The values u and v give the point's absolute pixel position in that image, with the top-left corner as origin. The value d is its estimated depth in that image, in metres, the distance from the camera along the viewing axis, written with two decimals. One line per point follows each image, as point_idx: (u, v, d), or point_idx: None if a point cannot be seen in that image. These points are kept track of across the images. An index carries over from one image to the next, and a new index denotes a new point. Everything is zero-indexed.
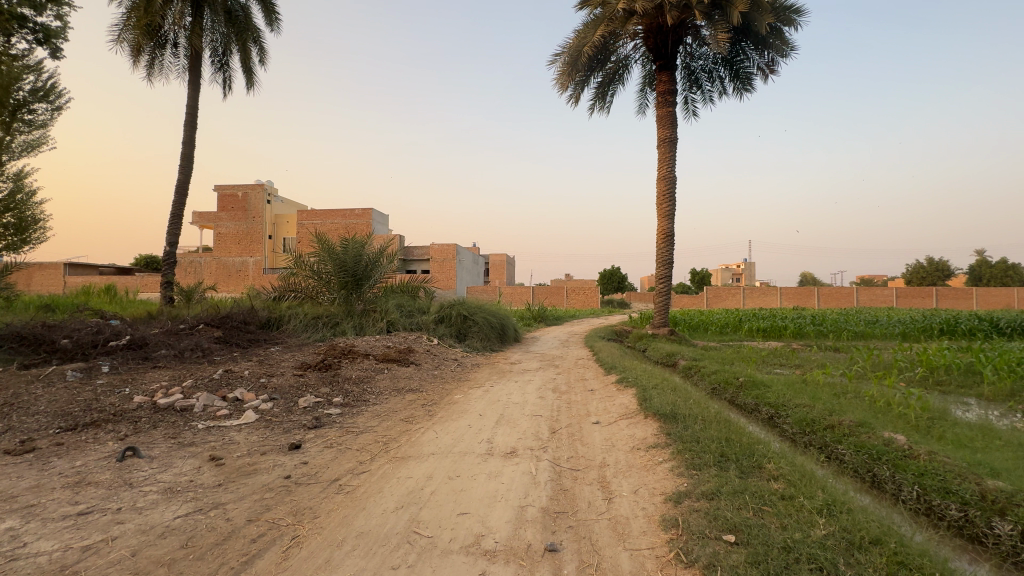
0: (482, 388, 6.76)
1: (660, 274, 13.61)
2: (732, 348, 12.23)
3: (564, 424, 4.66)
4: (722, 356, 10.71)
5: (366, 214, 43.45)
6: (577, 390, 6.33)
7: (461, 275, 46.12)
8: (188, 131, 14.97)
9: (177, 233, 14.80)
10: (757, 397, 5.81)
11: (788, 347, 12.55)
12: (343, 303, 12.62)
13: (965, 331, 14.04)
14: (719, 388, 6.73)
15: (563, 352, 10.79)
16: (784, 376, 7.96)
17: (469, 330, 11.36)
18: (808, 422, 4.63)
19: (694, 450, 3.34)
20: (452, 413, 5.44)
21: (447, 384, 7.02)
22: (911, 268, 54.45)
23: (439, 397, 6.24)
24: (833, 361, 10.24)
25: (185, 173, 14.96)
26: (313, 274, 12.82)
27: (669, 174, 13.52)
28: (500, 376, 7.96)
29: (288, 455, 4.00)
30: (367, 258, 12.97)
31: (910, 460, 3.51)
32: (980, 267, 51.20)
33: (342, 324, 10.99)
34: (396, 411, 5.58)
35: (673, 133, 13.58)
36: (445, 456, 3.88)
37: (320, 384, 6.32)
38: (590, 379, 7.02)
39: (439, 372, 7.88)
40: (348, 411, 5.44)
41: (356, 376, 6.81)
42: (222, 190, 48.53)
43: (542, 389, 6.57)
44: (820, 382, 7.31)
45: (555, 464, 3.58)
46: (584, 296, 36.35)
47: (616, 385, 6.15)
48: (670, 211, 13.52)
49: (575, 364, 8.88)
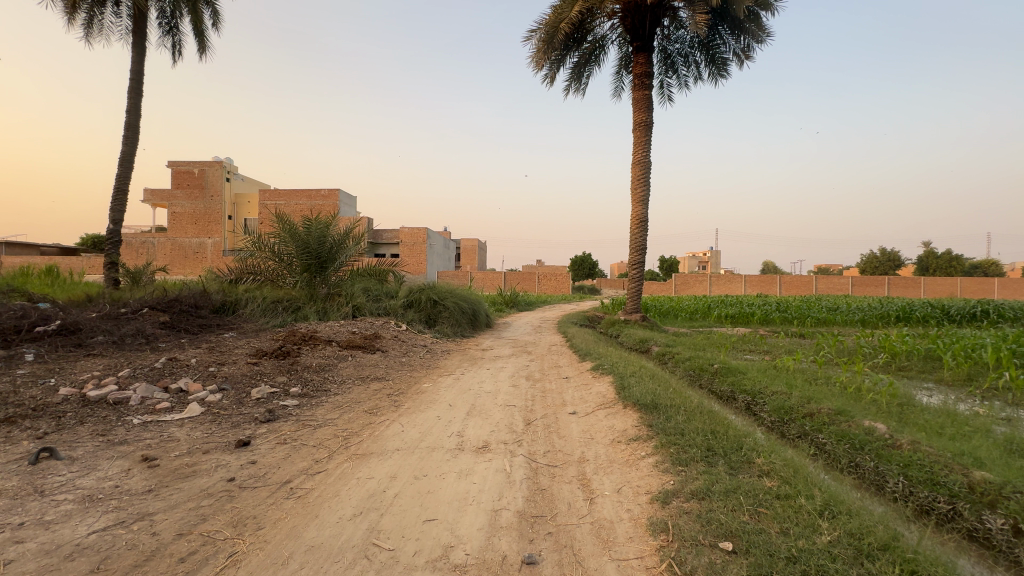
0: (452, 376, 6.43)
1: (633, 260, 13.53)
2: (703, 334, 12.31)
3: (539, 415, 4.40)
4: (693, 343, 10.72)
5: (333, 195, 41.90)
6: (551, 378, 6.10)
7: (432, 260, 45.33)
8: (133, 99, 13.78)
9: (122, 210, 13.70)
10: (732, 384, 5.73)
11: (756, 333, 12.72)
12: (306, 286, 11.99)
13: (920, 317, 14.60)
14: (695, 375, 6.65)
15: (536, 338, 10.56)
16: (756, 363, 7.97)
17: (439, 316, 10.97)
18: (786, 410, 4.53)
19: (680, 445, 3.13)
20: (420, 403, 5.11)
21: (415, 373, 6.65)
22: (866, 258, 56.97)
23: (407, 386, 5.89)
24: (800, 348, 10.41)
25: (130, 145, 13.82)
26: (273, 256, 12.12)
27: (644, 159, 13.37)
28: (471, 363, 7.66)
29: (234, 453, 3.59)
30: (332, 240, 12.34)
31: (893, 450, 3.43)
32: (927, 258, 54.07)
33: (304, 309, 10.41)
34: (360, 401, 5.20)
35: (648, 117, 13.39)
36: (411, 453, 3.56)
37: (276, 372, 5.86)
38: (565, 367, 6.80)
39: (407, 359, 7.50)
40: (306, 403, 5.03)
41: (317, 364, 6.37)
42: (177, 167, 45.83)
43: (516, 377, 6.32)
44: (792, 369, 7.32)
45: (531, 460, 3.32)
46: (556, 282, 36.40)
47: (592, 373, 5.95)
48: (645, 197, 13.39)
49: (548, 351, 8.67)
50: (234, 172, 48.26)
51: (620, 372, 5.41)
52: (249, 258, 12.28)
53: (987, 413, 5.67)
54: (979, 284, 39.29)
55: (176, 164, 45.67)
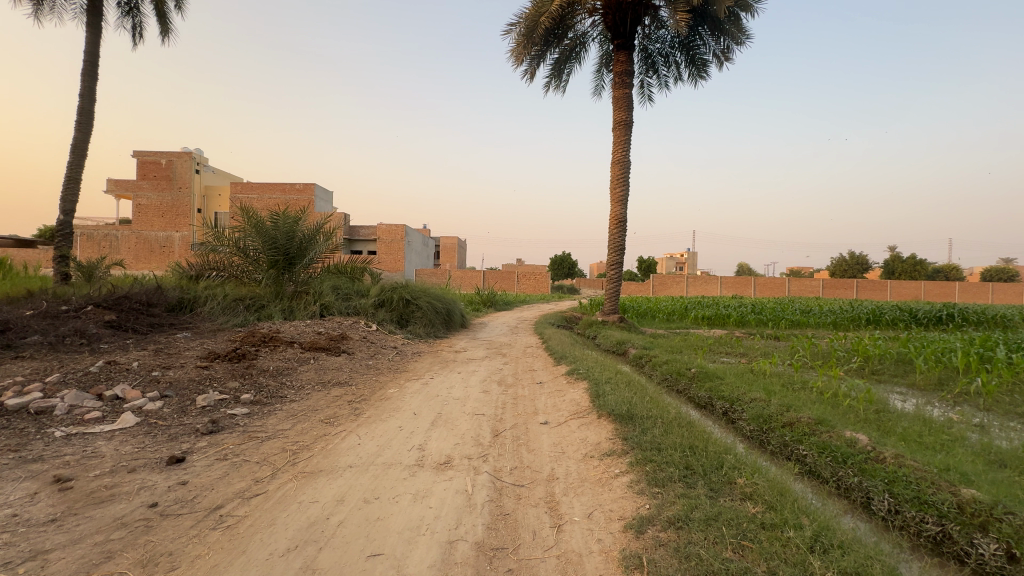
0: (420, 381, 6.10)
1: (611, 261, 13.38)
2: (679, 336, 12.23)
3: (508, 425, 4.12)
4: (670, 345, 10.62)
5: (308, 189, 40.78)
6: (524, 383, 5.83)
7: (410, 257, 44.66)
8: (87, 82, 12.93)
9: (74, 200, 12.85)
10: (710, 390, 5.57)
11: (732, 335, 12.72)
12: (271, 284, 11.44)
13: (889, 320, 14.88)
14: (672, 379, 6.48)
15: (512, 339, 10.28)
16: (732, 366, 7.87)
17: (412, 316, 10.59)
18: (765, 419, 4.37)
19: (656, 462, 2.89)
20: (383, 412, 4.77)
21: (381, 377, 6.29)
22: (836, 261, 58.60)
23: (370, 391, 5.53)
24: (775, 351, 10.41)
25: (83, 131, 12.96)
26: (237, 251, 11.51)
27: (623, 158, 13.23)
28: (442, 366, 7.34)
29: (163, 472, 3.20)
30: (301, 236, 11.81)
31: (876, 464, 3.27)
32: (893, 262, 55.93)
33: (268, 307, 9.90)
34: (317, 409, 4.83)
35: (628, 116, 13.25)
36: (364, 470, 3.23)
37: (228, 377, 5.42)
38: (539, 371, 6.53)
39: (374, 362, 7.12)
40: (256, 411, 4.63)
41: (274, 368, 5.95)
42: (142, 157, 43.97)
43: (487, 381, 6.02)
44: (769, 373, 7.22)
45: (495, 479, 3.03)
46: (535, 282, 36.29)
47: (567, 378, 5.70)
48: (624, 197, 13.25)
49: (523, 353, 8.40)
50: (204, 163, 46.55)
51: (596, 378, 5.19)
52: (211, 253, 11.64)
53: (961, 418, 5.64)
54: (942, 289, 40.67)
55: (141, 154, 43.76)
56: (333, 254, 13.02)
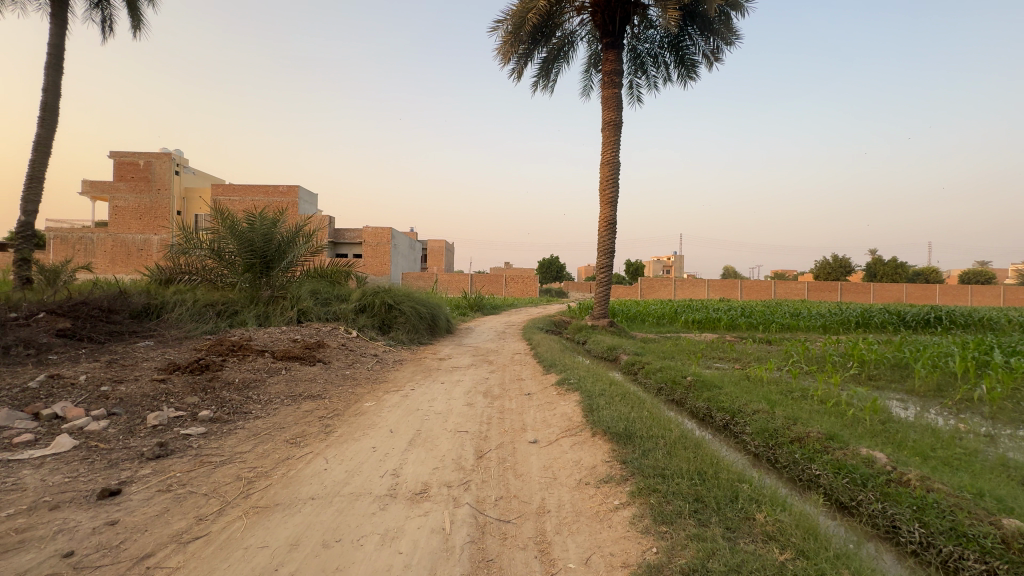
0: (400, 393, 5.68)
1: (601, 264, 13.08)
2: (671, 340, 11.95)
3: (494, 445, 3.74)
4: (662, 350, 10.33)
5: (292, 191, 39.96)
6: (512, 394, 5.44)
7: (396, 260, 44.02)
8: (50, 76, 12.26)
9: (35, 200, 12.13)
10: (709, 399, 5.26)
11: (723, 339, 12.49)
12: (247, 288, 10.91)
13: (878, 323, 14.82)
14: (667, 388, 6.17)
15: (499, 345, 9.88)
16: (727, 373, 7.58)
17: (395, 321, 10.14)
18: (771, 433, 4.07)
19: (662, 492, 2.53)
20: (357, 429, 4.33)
21: (358, 388, 5.85)
22: (819, 264, 59.33)
23: (344, 405, 5.09)
24: (768, 355, 10.18)
25: (46, 127, 12.27)
26: (210, 253, 10.94)
27: (613, 159, 12.96)
28: (424, 375, 6.91)
29: (92, 509, 2.75)
30: (279, 238, 11.28)
31: (900, 487, 2.97)
32: (875, 265, 56.77)
33: (242, 313, 9.37)
34: (284, 427, 4.38)
35: (618, 116, 12.99)
36: (328, 503, 2.81)
37: (187, 392, 4.93)
38: (527, 380, 6.15)
39: (352, 371, 6.67)
40: (214, 432, 4.16)
41: (240, 381, 5.47)
42: (119, 158, 42.73)
43: (472, 393, 5.62)
44: (765, 380, 6.94)
45: (478, 513, 2.64)
46: (524, 285, 35.98)
47: (557, 389, 5.33)
48: (613, 198, 12.97)
49: (511, 361, 8.02)
50: (184, 164, 45.39)
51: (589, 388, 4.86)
52: (182, 256, 11.04)
53: (967, 427, 5.40)
54: (923, 291, 41.25)
55: (118, 155, 42.53)
56: (313, 257, 12.51)
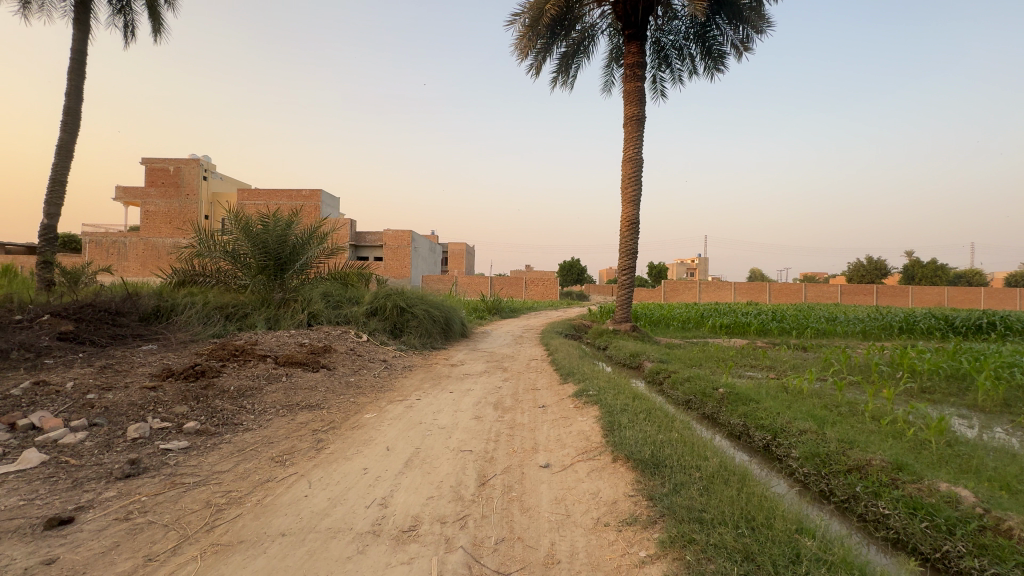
0: (404, 403, 5.28)
1: (622, 265, 12.50)
2: (698, 346, 11.29)
3: (500, 468, 3.28)
4: (688, 357, 9.69)
5: (315, 194, 40.46)
6: (524, 406, 4.97)
7: (417, 263, 44.09)
8: (73, 81, 12.41)
9: (57, 203, 12.25)
10: (746, 415, 4.71)
11: (754, 345, 11.76)
12: (259, 291, 10.75)
13: (923, 329, 13.79)
14: (696, 400, 5.61)
15: (515, 351, 9.42)
16: (762, 383, 6.95)
17: (407, 325, 9.77)
18: (823, 459, 3.52)
19: (701, 544, 2.03)
20: (351, 446, 3.91)
21: (361, 398, 5.46)
22: (852, 266, 56.98)
23: (343, 417, 4.70)
24: (805, 363, 9.44)
25: (69, 131, 12.41)
26: (223, 255, 10.80)
27: (635, 155, 12.38)
28: (433, 382, 6.51)
29: (33, 543, 2.39)
30: (292, 240, 11.08)
31: (999, 539, 2.40)
32: (913, 267, 54.18)
33: (252, 316, 9.16)
34: (273, 442, 4.00)
35: (640, 110, 12.41)
36: (299, 542, 2.40)
37: (177, 401, 4.62)
38: (542, 391, 5.66)
39: (356, 379, 6.29)
40: (197, 446, 3.81)
41: (236, 389, 5.14)
42: (151, 165, 44.04)
43: (482, 404, 5.17)
44: (807, 393, 6.29)
45: (472, 562, 2.18)
46: (544, 288, 35.47)
47: (574, 402, 4.84)
48: (636, 197, 12.39)
49: (527, 368, 7.55)
50: (212, 170, 46.50)
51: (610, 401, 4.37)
52: (195, 258, 10.93)
53: None
54: (966, 294, 39.03)
55: (150, 162, 43.86)
56: (327, 259, 12.29)
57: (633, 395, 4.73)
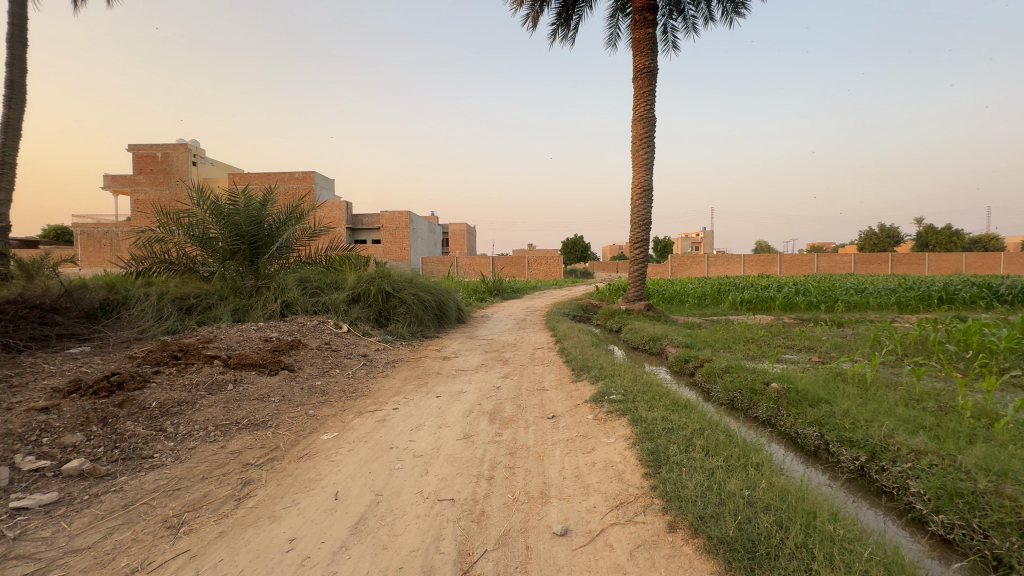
0: (377, 415, 4.18)
1: (635, 238, 11.26)
2: (721, 325, 10.15)
3: (493, 538, 2.15)
4: (714, 339, 8.56)
5: (307, 176, 38.99)
6: (530, 418, 3.85)
7: (416, 245, 42.84)
8: (13, 49, 11.06)
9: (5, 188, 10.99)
10: (823, 424, 3.58)
11: (783, 322, 10.61)
12: (229, 278, 9.61)
13: (966, 298, 12.54)
14: (743, 399, 4.49)
15: (518, 338, 8.28)
16: (810, 370, 5.84)
17: (394, 313, 8.62)
18: (971, 503, 2.41)
19: None
20: (286, 492, 2.78)
21: (323, 410, 4.34)
22: (865, 235, 55.24)
23: (292, 441, 3.59)
24: (849, 343, 8.30)
25: (13, 106, 11.10)
26: (187, 239, 9.61)
27: (647, 113, 10.99)
28: (419, 382, 5.40)
29: None
30: (265, 219, 9.88)
31: None
32: (927, 234, 52.51)
33: (218, 308, 8.02)
34: (179, 488, 2.86)
35: (652, 61, 10.96)
36: None
37: (73, 427, 3.50)
38: (552, 393, 4.52)
39: (324, 382, 5.14)
40: (66, 502, 2.67)
41: (159, 405, 3.99)
42: (137, 151, 42.47)
43: (474, 414, 4.04)
44: (875, 384, 5.13)
45: None
46: (548, 266, 34.19)
47: (594, 413, 3.70)
48: (649, 160, 11.06)
49: (532, 359, 6.44)
50: (200, 155, 44.94)
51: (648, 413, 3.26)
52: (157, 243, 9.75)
53: None
54: (985, 260, 37.47)
55: (135, 148, 42.30)
56: (309, 241, 11.11)
57: (675, 398, 3.63)
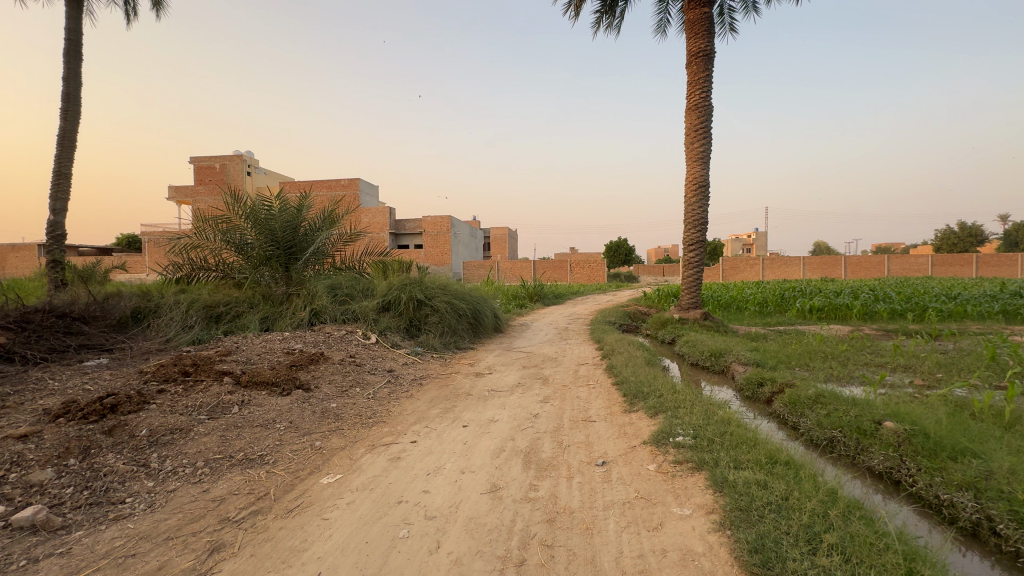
0: (390, 450, 3.53)
1: (689, 240, 10.20)
2: (791, 337, 8.96)
3: None
4: (786, 354, 7.44)
5: (352, 184, 39.79)
6: (574, 465, 3.07)
7: (457, 249, 42.79)
8: (69, 64, 11.47)
9: (63, 198, 11.34)
10: (983, 491, 2.60)
11: (865, 334, 9.27)
12: (263, 285, 9.40)
13: None
14: (848, 443, 3.52)
15: (560, 351, 7.48)
16: (920, 398, 4.75)
17: (426, 322, 8.06)
18: None
19: None
20: (257, 569, 2.15)
21: (332, 441, 3.74)
22: (942, 234, 50.34)
23: (286, 485, 2.99)
24: (955, 361, 6.98)
25: (69, 119, 11.49)
26: (223, 245, 9.49)
27: (703, 101, 9.96)
28: (445, 405, 4.74)
29: None
30: (299, 224, 9.65)
31: None
32: (1017, 232, 47.21)
33: (246, 316, 7.74)
34: (134, 555, 2.29)
35: (708, 43, 9.92)
36: None
37: (46, 461, 3.05)
38: (600, 429, 3.71)
39: (339, 404, 4.57)
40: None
41: (149, 433, 3.51)
42: (197, 163, 44.83)
43: (506, 455, 3.30)
44: (1020, 421, 4.00)
45: None
46: (592, 270, 33.05)
47: (656, 463, 2.88)
48: (705, 153, 10.01)
49: (575, 378, 5.65)
50: (254, 166, 46.96)
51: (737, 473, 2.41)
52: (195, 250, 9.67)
53: None
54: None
55: (196, 160, 44.69)
56: (344, 246, 10.78)
57: (770, 446, 2.76)
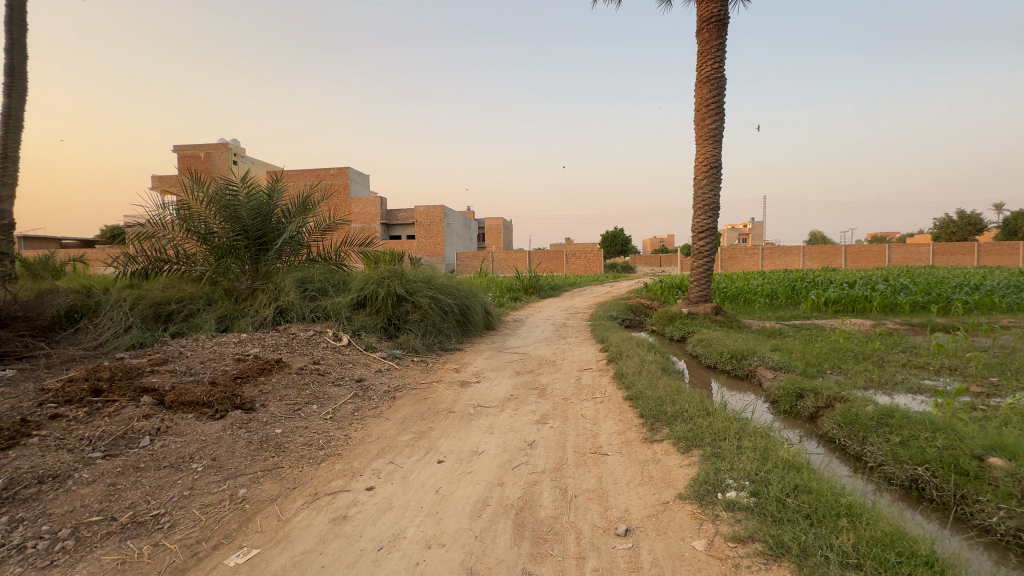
0: (335, 504, 2.62)
1: (699, 227, 9.30)
2: (814, 334, 8.11)
3: None
4: (814, 354, 6.58)
5: (342, 173, 38.55)
6: (585, 534, 2.17)
7: (451, 240, 41.69)
8: (13, 34, 10.30)
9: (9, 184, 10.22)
10: None
11: (892, 329, 8.42)
12: (227, 278, 8.43)
13: None
14: (946, 488, 2.67)
15: (558, 352, 6.58)
16: (997, 413, 3.90)
17: (407, 321, 7.14)
18: None
19: None
20: None
21: (262, 487, 2.82)
22: (941, 222, 49.76)
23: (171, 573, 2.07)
24: (1007, 361, 6.15)
25: (15, 96, 10.35)
26: (184, 234, 8.49)
27: (716, 73, 9.00)
28: (419, 428, 3.82)
29: None
30: (268, 211, 8.66)
31: None
32: (1016, 221, 46.71)
33: (201, 315, 6.77)
34: None
35: (721, 7, 8.92)
36: None
37: None
38: (617, 469, 2.81)
39: (285, 431, 3.64)
40: None
41: (8, 484, 2.58)
42: (181, 152, 43.29)
43: (490, 515, 2.40)
44: None
45: None
46: (589, 260, 32.16)
47: (706, 539, 1.99)
48: (717, 130, 9.06)
49: (579, 388, 4.75)
50: (241, 155, 45.51)
51: None
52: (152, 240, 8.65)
53: None
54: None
55: (180, 148, 43.14)
56: (321, 236, 9.79)
57: (883, 523, 1.88)
